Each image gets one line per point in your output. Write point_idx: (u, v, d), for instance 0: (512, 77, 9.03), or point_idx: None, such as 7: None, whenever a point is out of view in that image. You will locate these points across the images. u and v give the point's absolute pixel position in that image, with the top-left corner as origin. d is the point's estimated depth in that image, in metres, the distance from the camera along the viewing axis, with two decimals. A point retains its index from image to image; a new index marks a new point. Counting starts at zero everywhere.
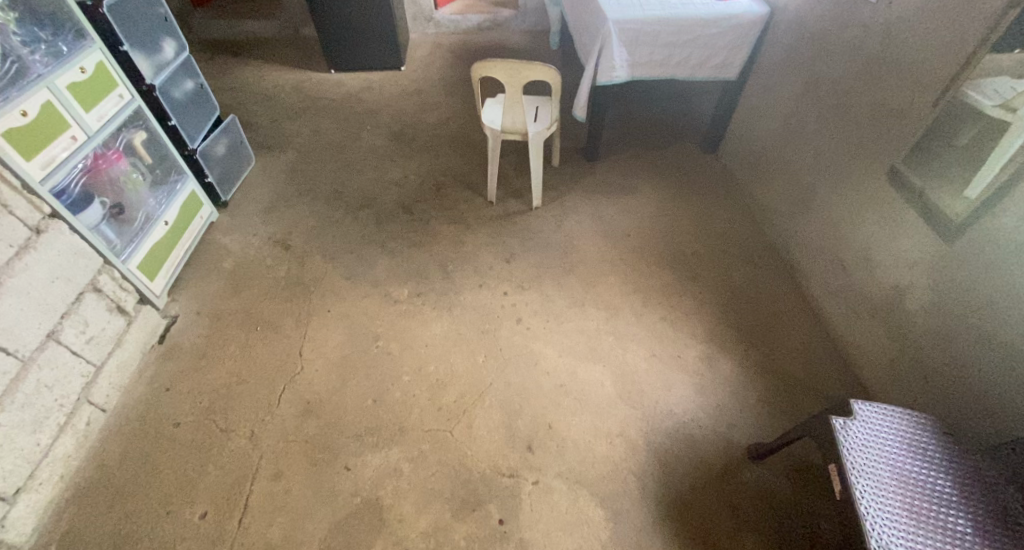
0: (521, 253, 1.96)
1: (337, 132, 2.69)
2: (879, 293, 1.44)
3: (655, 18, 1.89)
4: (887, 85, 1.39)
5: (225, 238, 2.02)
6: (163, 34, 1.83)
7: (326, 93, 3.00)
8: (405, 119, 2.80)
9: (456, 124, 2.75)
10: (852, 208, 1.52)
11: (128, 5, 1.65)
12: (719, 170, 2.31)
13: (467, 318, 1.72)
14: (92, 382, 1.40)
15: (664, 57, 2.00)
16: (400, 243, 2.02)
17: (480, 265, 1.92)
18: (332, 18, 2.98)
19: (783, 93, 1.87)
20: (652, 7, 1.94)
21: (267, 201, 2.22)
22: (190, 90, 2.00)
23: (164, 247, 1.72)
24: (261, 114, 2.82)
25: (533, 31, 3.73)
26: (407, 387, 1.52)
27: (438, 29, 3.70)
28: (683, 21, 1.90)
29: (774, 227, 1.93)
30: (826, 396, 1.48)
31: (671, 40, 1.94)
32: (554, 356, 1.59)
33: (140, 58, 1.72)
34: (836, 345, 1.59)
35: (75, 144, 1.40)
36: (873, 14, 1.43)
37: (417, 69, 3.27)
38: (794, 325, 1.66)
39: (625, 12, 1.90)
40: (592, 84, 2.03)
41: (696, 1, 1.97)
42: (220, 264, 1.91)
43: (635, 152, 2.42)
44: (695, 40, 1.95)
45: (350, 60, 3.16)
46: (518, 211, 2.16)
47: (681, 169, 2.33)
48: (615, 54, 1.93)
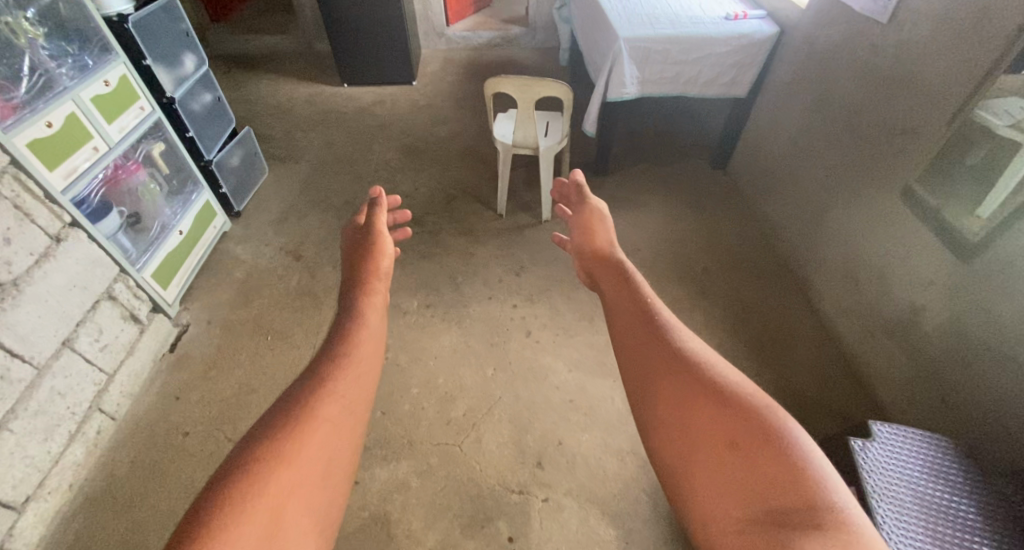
0: (530, 266, 1.99)
1: (350, 144, 2.74)
2: (893, 312, 1.42)
3: (665, 37, 1.93)
4: (896, 103, 1.40)
5: (238, 248, 2.05)
6: (185, 48, 1.89)
7: (339, 106, 3.06)
8: (417, 132, 2.85)
9: (466, 137, 2.79)
10: (862, 226, 1.53)
11: (152, 19, 1.70)
12: (728, 185, 2.33)
13: (476, 331, 1.73)
14: (104, 390, 1.40)
15: (674, 74, 2.04)
16: (410, 255, 2.04)
17: (489, 277, 1.95)
18: (347, 34, 3.04)
19: (791, 112, 1.89)
20: (663, 26, 1.98)
21: (279, 212, 2.25)
22: (207, 103, 2.05)
23: (177, 256, 1.75)
24: (275, 126, 2.87)
25: (542, 47, 3.80)
26: (416, 399, 1.52)
27: (450, 45, 3.77)
28: (693, 40, 1.94)
29: (785, 243, 1.93)
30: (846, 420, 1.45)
31: (681, 57, 1.98)
32: (564, 371, 1.59)
33: (162, 72, 1.77)
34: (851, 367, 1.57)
35: (96, 154, 1.43)
36: (883, 35, 1.44)
37: (429, 84, 3.33)
38: (806, 341, 1.65)
39: (635, 30, 1.95)
40: (602, 100, 2.09)
41: (707, 21, 2.01)
42: (232, 273, 1.93)
43: (643, 167, 2.45)
44: (705, 57, 1.99)
45: (363, 74, 3.23)
46: (527, 225, 2.19)
47: (688, 184, 2.35)
48: (624, 72, 1.98)
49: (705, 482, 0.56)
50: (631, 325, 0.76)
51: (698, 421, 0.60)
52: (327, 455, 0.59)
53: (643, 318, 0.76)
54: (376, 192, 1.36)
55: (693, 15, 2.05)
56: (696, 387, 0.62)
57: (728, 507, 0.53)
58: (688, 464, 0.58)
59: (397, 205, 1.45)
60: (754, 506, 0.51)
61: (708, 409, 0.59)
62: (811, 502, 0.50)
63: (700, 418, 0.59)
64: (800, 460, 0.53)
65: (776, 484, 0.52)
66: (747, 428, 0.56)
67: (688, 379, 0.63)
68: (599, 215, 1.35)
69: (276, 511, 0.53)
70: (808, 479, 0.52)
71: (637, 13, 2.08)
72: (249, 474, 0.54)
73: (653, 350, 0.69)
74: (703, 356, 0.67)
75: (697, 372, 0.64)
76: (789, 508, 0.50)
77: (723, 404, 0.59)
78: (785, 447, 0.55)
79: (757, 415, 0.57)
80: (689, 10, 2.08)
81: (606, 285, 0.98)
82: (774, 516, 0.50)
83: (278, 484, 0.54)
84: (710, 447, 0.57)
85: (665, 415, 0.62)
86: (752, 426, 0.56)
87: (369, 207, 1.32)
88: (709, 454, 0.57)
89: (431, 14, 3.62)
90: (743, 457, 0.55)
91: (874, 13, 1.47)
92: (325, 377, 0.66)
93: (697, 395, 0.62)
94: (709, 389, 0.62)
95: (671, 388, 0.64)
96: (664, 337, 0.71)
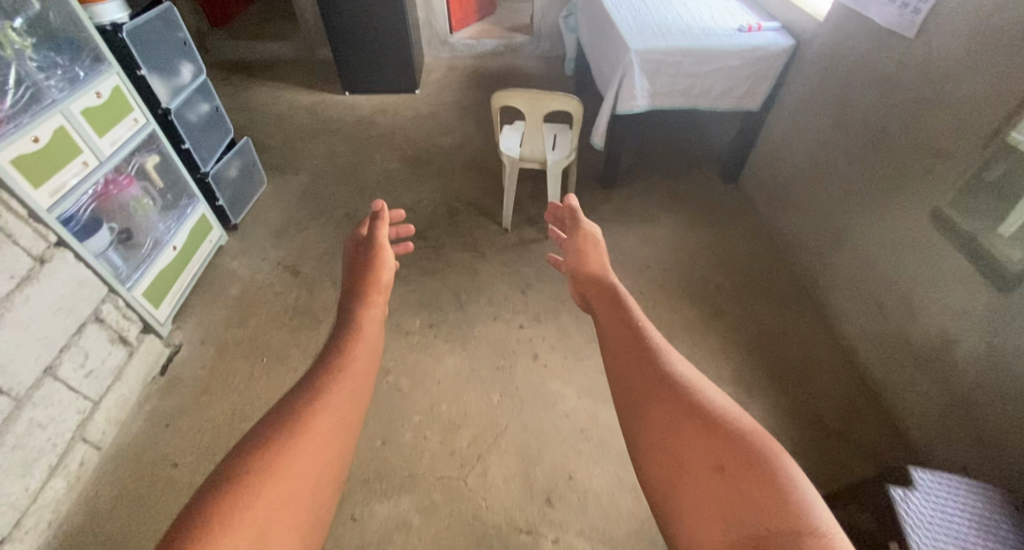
0: (536, 283, 1.92)
1: (351, 154, 2.68)
2: (922, 340, 1.35)
3: (676, 49, 1.89)
4: (924, 122, 1.34)
5: (234, 263, 1.98)
6: (181, 57, 1.83)
7: (340, 115, 3.00)
8: (420, 143, 2.79)
9: (470, 148, 2.74)
10: (889, 249, 1.45)
11: (147, 28, 1.64)
12: (739, 201, 2.27)
13: (481, 353, 1.66)
14: (87, 420, 1.32)
15: (686, 87, 2.00)
16: (412, 271, 1.98)
17: (494, 295, 1.88)
18: (349, 42, 2.99)
19: (807, 127, 1.83)
20: (675, 38, 1.95)
21: (278, 225, 2.19)
22: (205, 113, 1.99)
23: (170, 273, 1.68)
24: (274, 134, 2.80)
25: (546, 56, 3.75)
26: (418, 427, 1.45)
27: (453, 53, 3.73)
28: (705, 52, 1.90)
29: (800, 262, 1.87)
30: (874, 451, 1.38)
31: (693, 70, 1.95)
32: (573, 397, 1.52)
33: (157, 82, 1.70)
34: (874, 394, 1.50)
35: (86, 169, 1.37)
36: (908, 51, 1.39)
37: (432, 93, 3.28)
38: (826, 368, 1.58)
39: (647, 42, 1.92)
40: (612, 113, 2.05)
41: (720, 33, 1.97)
42: (227, 290, 1.86)
43: (651, 181, 2.39)
44: (717, 70, 1.95)
45: (364, 83, 3.17)
46: (533, 240, 2.13)
47: (698, 200, 2.29)
48: (635, 84, 1.95)
49: (688, 504, 0.53)
50: (616, 345, 0.74)
51: (682, 442, 0.57)
52: (321, 464, 0.60)
53: (636, 336, 0.74)
54: (377, 204, 1.30)
55: (705, 26, 2.01)
56: (678, 409, 0.60)
57: (713, 530, 0.50)
58: (670, 485, 0.56)
59: (398, 216, 1.39)
60: (732, 531, 0.49)
61: (695, 433, 0.57)
62: (796, 527, 0.48)
63: (686, 442, 0.57)
64: (781, 485, 0.51)
65: (758, 508, 0.49)
66: (733, 453, 0.54)
67: (672, 401, 0.61)
68: (592, 240, 1.29)
69: (261, 523, 0.52)
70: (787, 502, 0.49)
71: (649, 23, 2.03)
72: (238, 487, 0.54)
73: (640, 369, 0.67)
74: (693, 378, 0.65)
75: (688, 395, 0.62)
76: (768, 533, 0.47)
77: (712, 429, 0.57)
78: (768, 473, 0.52)
79: (740, 440, 0.55)
80: (701, 21, 2.04)
81: (598, 303, 0.96)
82: (755, 542, 0.47)
83: (264, 501, 0.54)
84: (694, 472, 0.54)
85: (652, 437, 0.60)
86: (736, 451, 0.54)
87: (369, 221, 1.26)
88: (696, 480, 0.54)
89: (435, 22, 3.57)
90: (729, 482, 0.52)
91: (900, 27, 1.41)
92: (317, 389, 0.66)
93: (683, 417, 0.59)
94: (696, 414, 0.59)
95: (661, 410, 0.61)
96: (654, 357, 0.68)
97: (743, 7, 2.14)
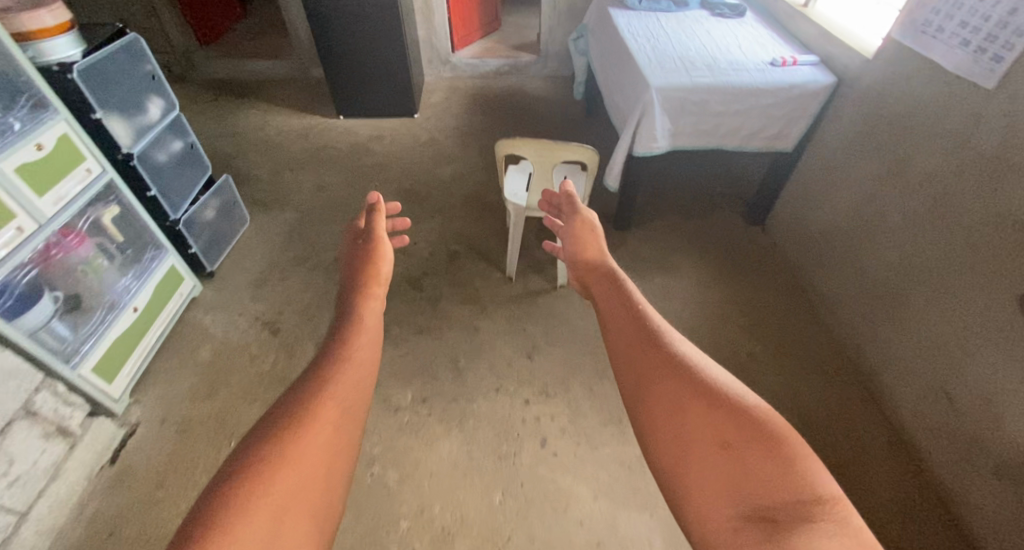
0: (544, 346, 1.72)
1: (343, 187, 2.48)
2: (992, 436, 1.20)
3: (703, 86, 1.72)
4: (1011, 189, 1.14)
5: (208, 318, 1.79)
6: (150, 93, 1.65)
7: (333, 141, 2.82)
8: (417, 174, 2.60)
9: (472, 182, 2.55)
10: (960, 335, 1.27)
11: (106, 63, 1.46)
12: (763, 248, 2.09)
13: (480, 436, 1.45)
14: (11, 536, 1.13)
15: (711, 126, 1.83)
16: (405, 329, 1.78)
17: (496, 360, 1.67)
18: (344, 64, 2.80)
19: (849, 175, 1.65)
20: (701, 73, 1.78)
21: (259, 271, 1.99)
22: (177, 151, 1.81)
23: (128, 341, 1.49)
24: (261, 163, 2.61)
25: (554, 76, 3.56)
26: (406, 537, 1.25)
27: (455, 72, 3.54)
28: (732, 89, 1.72)
29: (839, 327, 1.70)
30: (892, 484, 1.36)
31: (720, 109, 1.77)
32: (588, 499, 1.32)
33: (117, 123, 1.52)
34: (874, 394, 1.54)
35: (22, 235, 1.19)
36: (983, 105, 1.20)
37: (432, 117, 3.09)
38: (876, 453, 1.42)
39: (669, 78, 1.75)
40: (628, 153, 1.87)
41: (750, 68, 1.80)
42: (197, 352, 1.67)
43: (667, 223, 2.21)
44: (747, 109, 1.77)
45: (360, 106, 2.99)
46: (539, 291, 1.93)
47: (719, 246, 2.11)
48: (655, 125, 1.77)
49: (695, 478, 0.56)
50: (625, 323, 0.75)
51: (688, 422, 0.59)
52: (327, 452, 0.60)
53: (633, 315, 0.75)
54: (373, 198, 1.33)
55: (733, 60, 1.84)
56: (685, 388, 0.62)
57: (722, 506, 0.53)
58: (676, 461, 0.58)
59: (392, 204, 1.37)
60: (743, 506, 0.52)
61: (698, 412, 0.60)
62: (810, 499, 0.52)
63: (693, 421, 0.59)
64: (788, 462, 0.54)
65: (768, 483, 0.53)
66: (739, 430, 0.57)
67: (682, 380, 0.63)
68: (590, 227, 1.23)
69: (275, 516, 0.53)
70: (793, 473, 0.53)
71: (669, 58, 1.88)
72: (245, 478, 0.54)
73: (640, 350, 0.68)
74: (696, 356, 0.67)
75: (691, 375, 0.63)
76: (778, 507, 0.51)
77: (717, 409, 0.59)
78: (773, 447, 0.55)
79: (740, 415, 0.58)
80: (728, 55, 1.87)
81: (592, 286, 0.96)
82: (770, 516, 0.51)
83: (278, 491, 0.54)
84: (701, 450, 0.57)
85: (657, 419, 0.62)
86: (742, 428, 0.57)
87: (365, 214, 1.31)
88: (712, 460, 0.56)
89: (435, 41, 3.38)
90: (734, 457, 0.55)
91: (975, 75, 1.21)
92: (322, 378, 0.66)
93: (689, 396, 0.61)
94: (700, 392, 0.61)
95: (664, 389, 0.63)
96: (656, 339, 0.69)
97: (774, 39, 1.96)
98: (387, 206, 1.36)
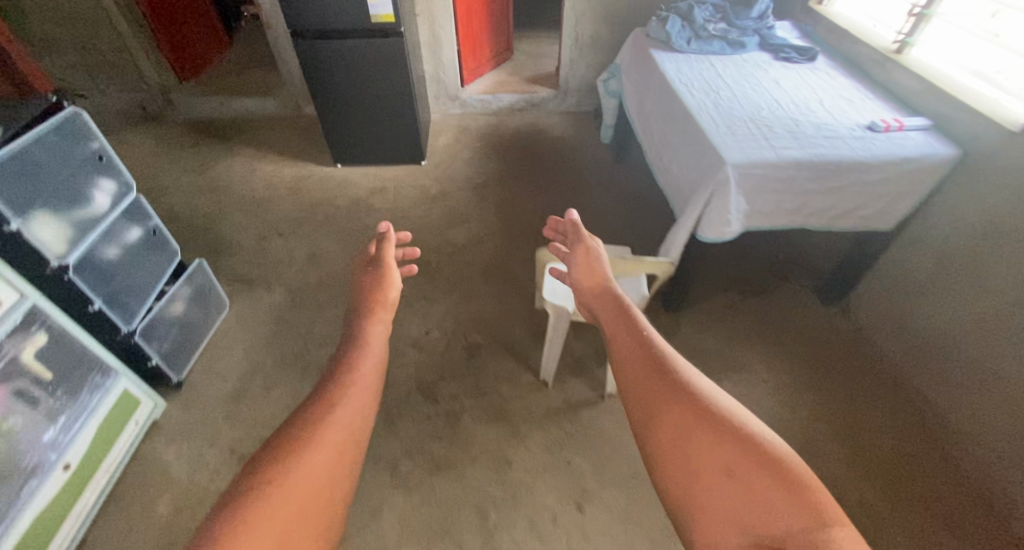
0: (596, 490, 1.38)
1: (341, 256, 2.13)
2: None
3: (791, 161, 1.39)
4: None
5: (172, 451, 1.44)
6: (96, 176, 1.31)
7: (330, 196, 2.47)
8: (427, 239, 2.26)
9: (490, 249, 2.20)
10: None
11: (30, 153, 1.13)
12: (847, 341, 1.77)
13: None
14: None
15: (795, 206, 1.49)
16: (418, 464, 1.44)
17: (537, 514, 1.33)
18: (341, 110, 2.45)
19: (1000, 281, 1.34)
20: (785, 143, 1.44)
21: (239, 377, 1.64)
22: (137, 240, 1.47)
23: (55, 508, 1.17)
24: (246, 225, 2.26)
25: (573, 112, 3.22)
26: None
27: (464, 109, 3.21)
28: (830, 164, 1.38)
29: (958, 440, 1.47)
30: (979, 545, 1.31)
31: (810, 186, 1.43)
32: None
33: (45, 225, 1.19)
34: (955, 439, 1.48)
35: None
36: None
37: (440, 163, 2.75)
38: (966, 523, 1.35)
39: (747, 151, 1.41)
40: (691, 235, 1.54)
41: (844, 134, 1.47)
42: (157, 506, 1.32)
43: (724, 308, 1.88)
44: (843, 189, 1.44)
45: (360, 154, 2.64)
46: (582, 402, 1.58)
47: (791, 338, 1.79)
48: (729, 207, 1.43)
49: (703, 501, 0.60)
50: (635, 349, 0.80)
51: (699, 449, 0.63)
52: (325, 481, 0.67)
53: (640, 343, 0.80)
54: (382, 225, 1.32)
55: (821, 124, 1.51)
56: (691, 416, 0.66)
57: (731, 533, 0.57)
58: (690, 484, 0.62)
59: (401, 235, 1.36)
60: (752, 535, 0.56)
61: (707, 441, 0.64)
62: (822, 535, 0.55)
63: (705, 449, 0.63)
64: (796, 494, 0.58)
65: (772, 509, 0.57)
66: (748, 461, 0.61)
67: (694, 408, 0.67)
68: (592, 252, 1.18)
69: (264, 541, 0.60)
70: (798, 502, 0.57)
71: (739, 122, 1.55)
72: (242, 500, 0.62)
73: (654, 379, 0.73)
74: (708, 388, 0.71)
75: (696, 401, 0.68)
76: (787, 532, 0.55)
77: (725, 439, 0.63)
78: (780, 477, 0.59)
79: (747, 445, 0.62)
80: (810, 117, 1.55)
81: (602, 313, 0.98)
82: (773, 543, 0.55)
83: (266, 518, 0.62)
84: (714, 482, 0.61)
85: (668, 445, 0.66)
86: (748, 455, 0.61)
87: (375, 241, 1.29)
88: (716, 488, 0.60)
89: (443, 76, 3.05)
90: (742, 486, 0.59)
91: None
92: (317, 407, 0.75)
93: (699, 425, 0.65)
94: (705, 420, 0.65)
95: (673, 415, 0.67)
96: (668, 370, 0.73)
97: (861, 96, 1.64)
98: (395, 235, 1.35)
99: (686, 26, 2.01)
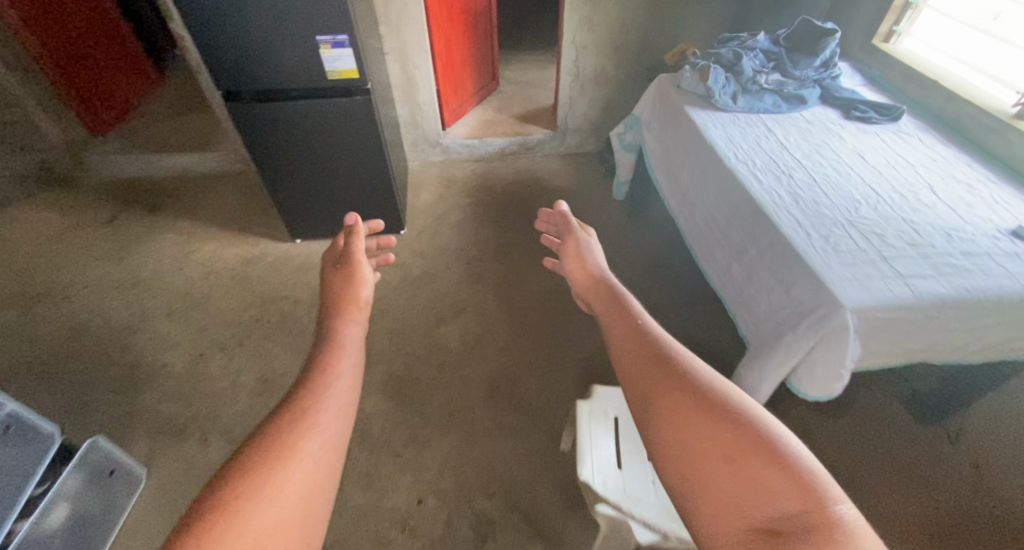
0: None
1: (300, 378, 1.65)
2: None
3: (936, 301, 0.98)
4: None
5: None
6: None
7: (287, 284, 1.98)
8: (412, 343, 1.79)
9: (492, 356, 1.74)
10: None
11: None
12: (960, 479, 1.40)
13: None
14: None
15: (927, 343, 1.04)
16: None
17: None
18: (298, 182, 1.96)
19: None
20: (918, 268, 1.03)
21: None
22: None
23: None
24: (176, 337, 1.76)
25: (573, 154, 2.79)
26: None
27: (447, 156, 2.75)
28: (989, 303, 0.98)
29: None
30: None
31: (952, 327, 1.01)
32: None
33: None
34: None
35: None
36: None
37: (423, 231, 2.29)
38: None
39: (869, 287, 1.00)
40: (780, 381, 1.13)
41: (993, 250, 1.06)
42: None
43: (798, 436, 1.49)
44: (997, 326, 1.02)
45: (324, 226, 2.15)
46: None
47: (892, 480, 1.40)
48: (850, 354, 1.00)
49: (701, 485, 0.48)
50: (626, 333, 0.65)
51: (701, 438, 0.50)
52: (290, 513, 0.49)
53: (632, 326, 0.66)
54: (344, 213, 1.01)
55: (950, 229, 1.12)
56: (677, 393, 0.53)
57: (744, 529, 0.45)
58: (679, 464, 0.50)
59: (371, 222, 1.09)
60: (759, 524, 0.45)
61: (698, 419, 0.51)
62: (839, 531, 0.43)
63: (708, 438, 0.50)
64: (806, 473, 0.46)
65: (777, 495, 0.46)
66: (751, 443, 0.48)
67: (692, 392, 0.53)
68: (583, 245, 0.98)
69: None
70: (803, 481, 0.46)
71: (836, 226, 1.15)
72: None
73: (647, 360, 0.59)
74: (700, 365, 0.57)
75: (695, 382, 0.54)
76: (792, 515, 0.44)
77: (717, 418, 0.50)
78: (780, 454, 0.48)
79: (756, 426, 0.50)
80: (929, 217, 1.15)
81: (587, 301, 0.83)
82: (775, 527, 0.44)
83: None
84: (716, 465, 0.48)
85: (654, 424, 0.53)
86: (741, 433, 0.49)
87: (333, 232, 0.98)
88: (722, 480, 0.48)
89: (421, 120, 2.58)
90: (739, 471, 0.47)
91: None
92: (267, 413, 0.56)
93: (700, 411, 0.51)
94: (693, 392, 0.53)
95: (658, 393, 0.54)
96: (658, 349, 0.59)
97: (982, 181, 1.26)
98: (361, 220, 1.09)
99: (731, 78, 1.60)
